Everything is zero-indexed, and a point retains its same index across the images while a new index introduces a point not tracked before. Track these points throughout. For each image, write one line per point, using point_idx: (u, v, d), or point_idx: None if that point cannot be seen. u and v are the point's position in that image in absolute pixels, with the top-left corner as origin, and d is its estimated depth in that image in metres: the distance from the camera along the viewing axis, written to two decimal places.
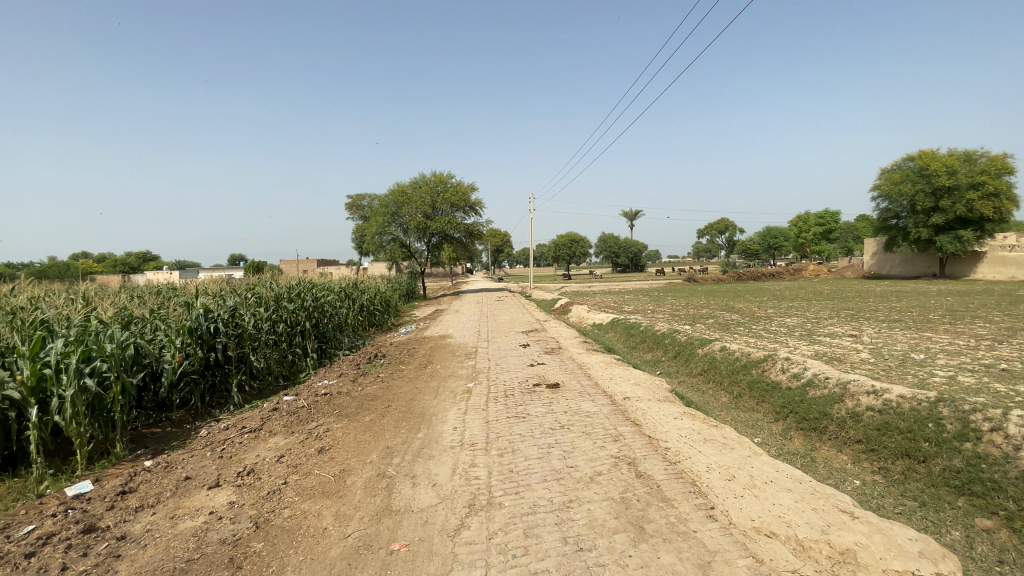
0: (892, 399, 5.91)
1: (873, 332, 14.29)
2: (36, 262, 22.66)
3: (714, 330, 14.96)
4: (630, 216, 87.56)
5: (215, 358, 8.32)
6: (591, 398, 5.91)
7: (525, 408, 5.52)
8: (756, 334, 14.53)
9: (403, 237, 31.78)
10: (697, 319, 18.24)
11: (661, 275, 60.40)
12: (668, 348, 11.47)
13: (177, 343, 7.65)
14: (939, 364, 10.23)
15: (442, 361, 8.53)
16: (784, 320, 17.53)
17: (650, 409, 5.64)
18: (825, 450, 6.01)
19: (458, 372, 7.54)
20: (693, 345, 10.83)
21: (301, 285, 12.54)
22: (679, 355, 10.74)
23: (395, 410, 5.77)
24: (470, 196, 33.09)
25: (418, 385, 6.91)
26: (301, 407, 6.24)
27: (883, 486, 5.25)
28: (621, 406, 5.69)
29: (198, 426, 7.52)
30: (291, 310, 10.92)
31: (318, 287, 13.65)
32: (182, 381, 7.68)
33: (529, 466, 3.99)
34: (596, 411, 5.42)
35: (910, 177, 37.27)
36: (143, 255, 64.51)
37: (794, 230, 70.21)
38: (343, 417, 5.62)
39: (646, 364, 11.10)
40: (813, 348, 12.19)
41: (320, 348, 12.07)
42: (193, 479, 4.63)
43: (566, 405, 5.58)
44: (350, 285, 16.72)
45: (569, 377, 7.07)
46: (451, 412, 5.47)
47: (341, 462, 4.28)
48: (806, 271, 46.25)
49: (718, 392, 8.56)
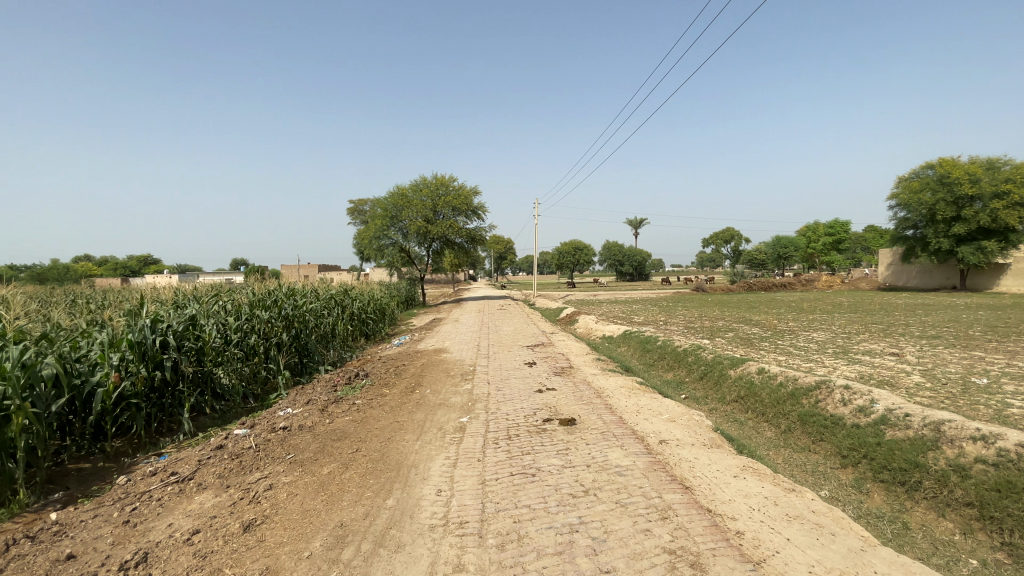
0: (1011, 450, 4.55)
1: (915, 350, 12.87)
2: (35, 264, 21.70)
3: (738, 346, 13.58)
4: (634, 224, 86.12)
5: (163, 378, 6.99)
6: (618, 444, 4.56)
7: (534, 458, 4.18)
8: (785, 351, 13.12)
9: (403, 242, 30.54)
10: (716, 332, 16.88)
11: (668, 284, 58.92)
12: (693, 367, 10.12)
13: (113, 360, 6.33)
14: (1010, 391, 8.85)
15: (433, 383, 7.18)
16: (811, 335, 16.11)
17: (699, 462, 4.31)
18: (920, 513, 4.74)
19: (451, 400, 6.20)
20: (723, 365, 9.47)
21: (281, 292, 11.24)
22: (707, 377, 9.38)
23: (365, 456, 4.43)
24: (473, 200, 31.95)
25: (400, 418, 5.57)
26: (251, 447, 4.91)
27: (1013, 570, 3.88)
28: (660, 456, 4.35)
29: (137, 460, 6.22)
30: (264, 320, 9.64)
31: (300, 292, 12.35)
32: (120, 406, 6.36)
33: (544, 572, 2.64)
34: (629, 465, 4.08)
35: (929, 186, 35.88)
36: (142, 259, 63.24)
37: (803, 240, 68.75)
38: (295, 468, 4.27)
39: (669, 386, 9.71)
40: (855, 368, 10.80)
41: (301, 362, 10.75)
42: (70, 563, 3.28)
43: (588, 455, 4.24)
44: (340, 291, 15.43)
45: (587, 409, 5.73)
46: (437, 465, 4.13)
47: (269, 554, 2.93)
48: (820, 282, 44.70)
49: (761, 425, 7.18)
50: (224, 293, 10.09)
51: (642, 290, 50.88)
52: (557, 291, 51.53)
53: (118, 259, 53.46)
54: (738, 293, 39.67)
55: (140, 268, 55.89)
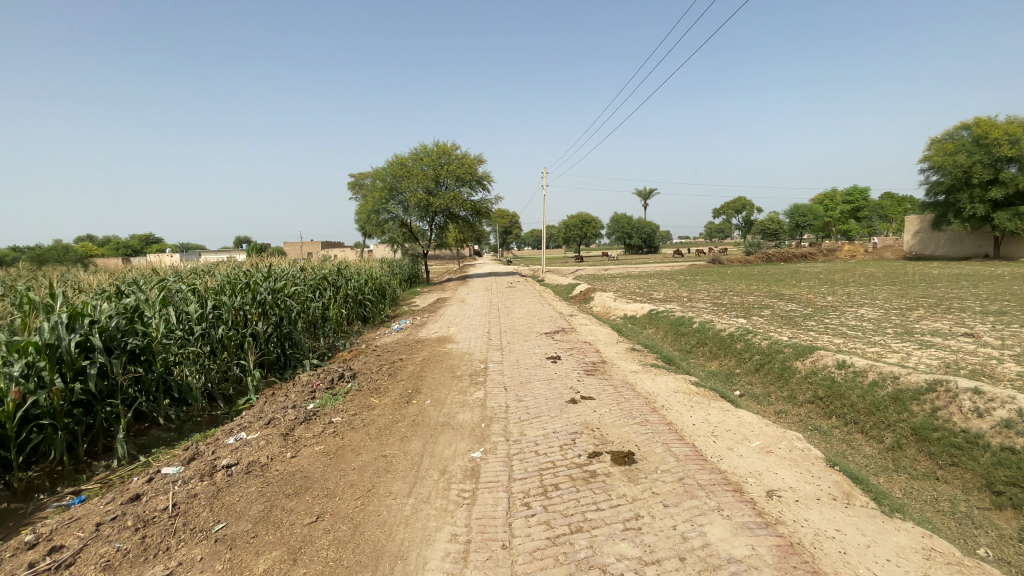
0: None
1: (989, 330, 11.16)
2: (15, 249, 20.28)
3: (782, 327, 11.92)
4: (642, 194, 83.26)
5: (89, 389, 5.48)
6: (714, 506, 3.00)
7: (592, 545, 2.60)
8: (837, 332, 11.47)
9: (404, 216, 28.73)
10: (750, 309, 15.23)
11: (679, 256, 56.73)
12: (744, 356, 8.50)
13: (11, 372, 4.80)
14: None
15: (434, 389, 5.61)
16: (858, 311, 14.41)
17: (849, 543, 2.75)
18: None
19: (458, 418, 4.65)
20: (783, 354, 7.88)
21: (258, 273, 9.62)
22: (764, 370, 7.80)
23: (328, 534, 2.86)
24: (477, 168, 30.02)
25: (389, 451, 4.01)
26: (167, 508, 3.36)
27: None
28: (786, 531, 2.80)
29: (58, 498, 4.77)
30: (234, 307, 8.07)
31: (283, 271, 10.73)
32: (27, 430, 4.89)
33: None
34: (749, 556, 2.51)
35: (964, 146, 33.46)
36: (142, 238, 61.83)
37: (819, 208, 66.06)
38: (217, 560, 2.72)
39: (718, 380, 8.12)
40: (933, 354, 9.18)
41: (283, 355, 9.22)
42: None
43: (675, 535, 2.67)
44: (333, 271, 13.80)
45: (645, 433, 4.17)
46: (436, 558, 2.56)
47: None
48: (841, 251, 42.54)
49: (857, 442, 5.62)
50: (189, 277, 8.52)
51: (653, 263, 48.92)
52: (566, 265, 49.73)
53: (118, 239, 52.17)
54: (774, 270, 31.10)
55: (140, 247, 54.43)
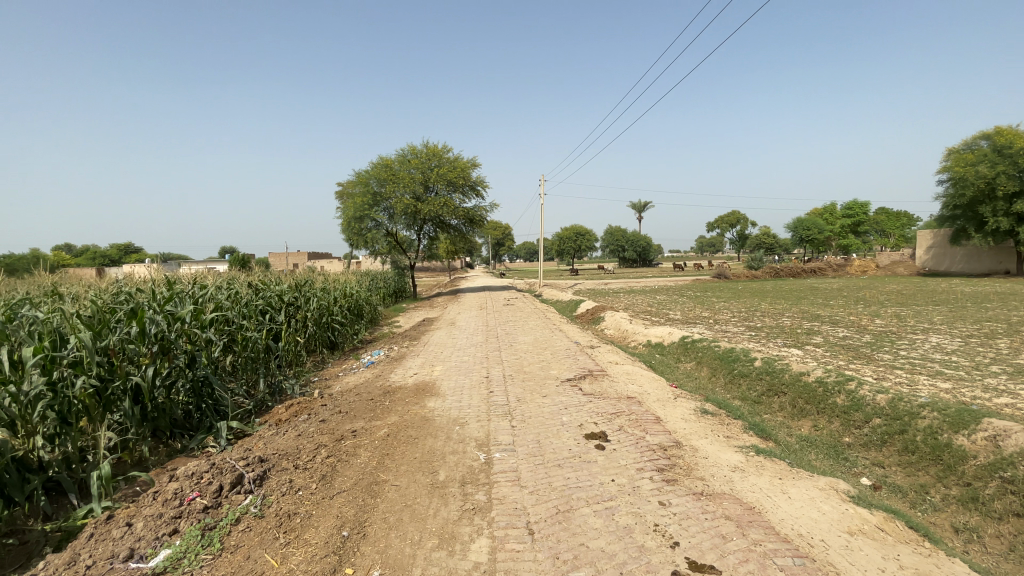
0: None
1: None
2: None
3: (857, 363, 9.43)
4: (637, 206, 81.21)
5: None
6: None
7: None
8: (931, 370, 8.98)
9: (389, 225, 26.11)
10: (797, 335, 12.78)
11: (679, 270, 54.60)
12: (853, 418, 5.97)
13: None
14: None
15: (397, 531, 2.92)
16: (930, 340, 11.91)
17: None
18: None
19: None
20: (927, 419, 5.31)
21: (163, 296, 6.83)
22: (900, 445, 5.26)
23: None
24: (470, 173, 27.58)
25: None
26: None
27: None
28: None
29: None
30: (105, 347, 5.38)
31: (210, 288, 7.95)
32: None
33: None
34: None
35: (986, 158, 31.54)
36: (121, 247, 58.73)
37: (821, 221, 64.06)
38: None
39: (825, 454, 5.55)
40: None
41: (196, 410, 6.52)
42: None
43: None
44: (291, 286, 11.02)
45: None
46: None
47: None
48: (852, 266, 40.33)
49: None
50: (48, 307, 5.76)
51: (653, 278, 46.30)
52: (562, 279, 47.42)
53: (93, 246, 49.34)
54: (782, 280, 37.38)
55: (114, 256, 50.92)
